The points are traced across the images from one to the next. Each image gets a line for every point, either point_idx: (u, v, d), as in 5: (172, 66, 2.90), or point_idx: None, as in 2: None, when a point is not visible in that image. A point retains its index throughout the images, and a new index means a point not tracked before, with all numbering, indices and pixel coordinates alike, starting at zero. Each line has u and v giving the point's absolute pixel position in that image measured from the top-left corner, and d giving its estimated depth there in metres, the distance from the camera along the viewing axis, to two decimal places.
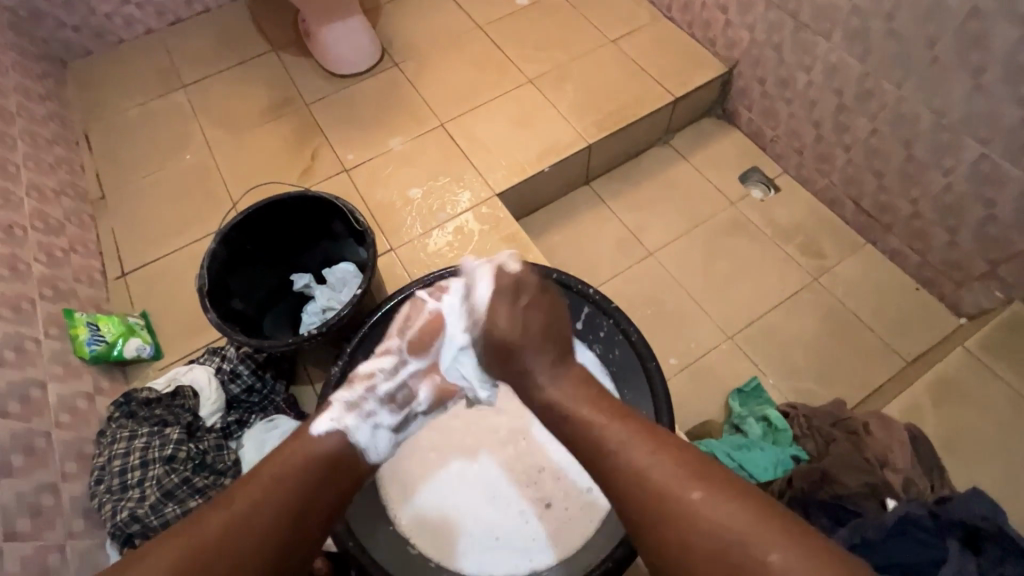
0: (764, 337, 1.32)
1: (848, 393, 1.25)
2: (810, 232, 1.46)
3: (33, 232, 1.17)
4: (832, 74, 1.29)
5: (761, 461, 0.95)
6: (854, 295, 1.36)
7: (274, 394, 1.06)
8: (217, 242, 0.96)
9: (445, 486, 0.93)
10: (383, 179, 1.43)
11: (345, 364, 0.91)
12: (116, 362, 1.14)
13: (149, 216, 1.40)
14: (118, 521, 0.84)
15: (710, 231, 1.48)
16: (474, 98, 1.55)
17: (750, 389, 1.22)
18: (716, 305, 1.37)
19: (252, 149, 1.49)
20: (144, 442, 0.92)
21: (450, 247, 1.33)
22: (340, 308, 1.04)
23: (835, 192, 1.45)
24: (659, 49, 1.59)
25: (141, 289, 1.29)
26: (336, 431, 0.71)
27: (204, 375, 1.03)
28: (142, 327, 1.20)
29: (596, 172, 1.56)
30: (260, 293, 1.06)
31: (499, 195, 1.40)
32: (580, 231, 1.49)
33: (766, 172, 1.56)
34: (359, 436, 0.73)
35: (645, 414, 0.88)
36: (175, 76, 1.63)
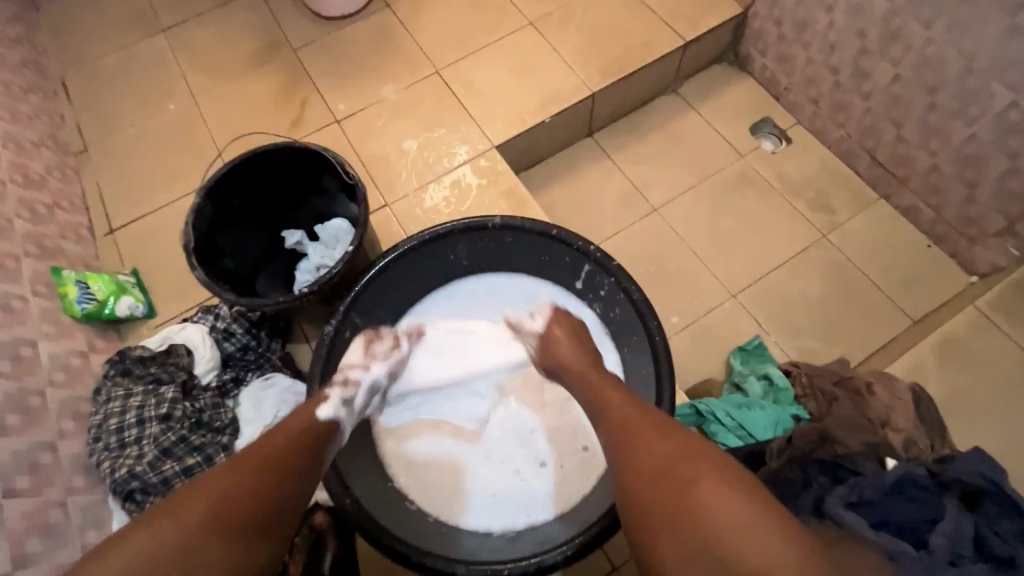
0: (768, 295, 1.29)
1: (852, 351, 1.23)
2: (821, 187, 1.41)
3: (15, 186, 1.12)
4: (856, 15, 1.20)
5: (762, 421, 0.95)
6: (863, 252, 1.32)
7: (270, 352, 1.05)
8: (202, 198, 0.92)
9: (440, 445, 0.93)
10: (376, 130, 1.36)
11: (339, 323, 0.88)
12: (109, 320, 1.13)
13: (135, 170, 1.35)
14: (118, 478, 0.84)
15: (717, 186, 1.43)
16: (472, 42, 1.45)
17: (752, 347, 1.21)
18: (721, 262, 1.33)
19: (238, 98, 1.42)
20: (140, 400, 0.91)
21: (447, 202, 1.28)
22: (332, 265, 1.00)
23: (850, 144, 1.38)
24: None
25: (131, 246, 1.26)
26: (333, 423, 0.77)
27: (199, 333, 1.02)
28: (133, 285, 1.17)
29: (600, 123, 1.49)
30: (250, 252, 1.02)
31: (497, 147, 1.34)
32: (582, 185, 1.44)
33: (778, 122, 1.49)
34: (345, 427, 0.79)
35: (645, 372, 0.87)
36: (153, 18, 1.53)
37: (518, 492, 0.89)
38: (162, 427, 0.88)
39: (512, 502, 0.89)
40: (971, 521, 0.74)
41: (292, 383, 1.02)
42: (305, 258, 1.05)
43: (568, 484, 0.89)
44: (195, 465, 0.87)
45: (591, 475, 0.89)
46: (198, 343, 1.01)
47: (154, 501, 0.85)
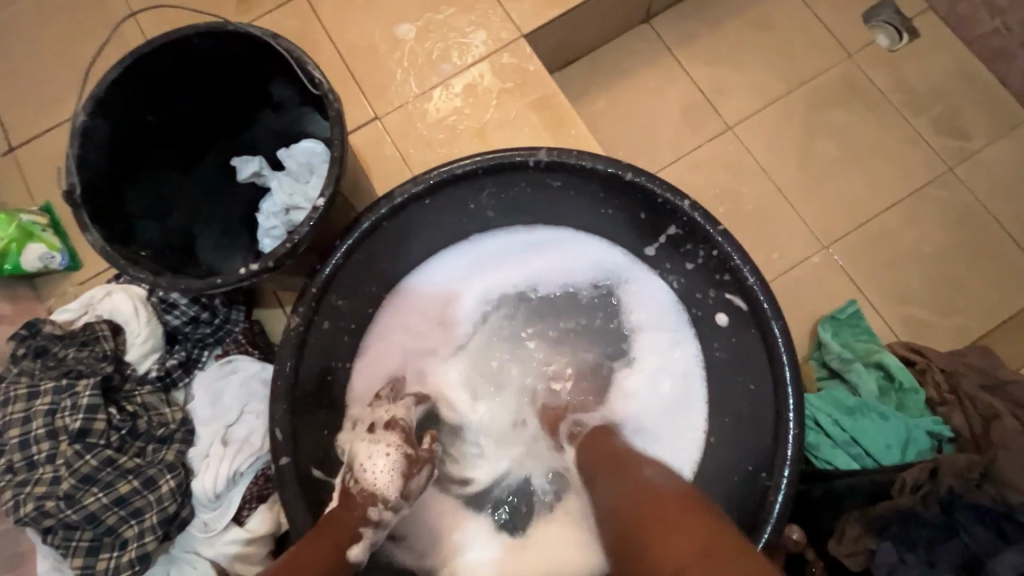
0: (870, 248, 1.01)
1: (974, 322, 0.97)
2: (953, 101, 1.06)
3: None
4: None
5: (884, 437, 0.72)
6: (1000, 194, 1.02)
7: (230, 325, 0.79)
8: (90, 116, 0.62)
9: (456, 475, 0.70)
10: (358, 7, 0.98)
11: (311, 312, 0.60)
12: (18, 274, 0.86)
13: (30, 62, 0.99)
14: (24, 514, 0.63)
15: (813, 97, 1.08)
16: None
17: (846, 318, 0.94)
18: (812, 203, 1.03)
19: None
20: (49, 404, 0.67)
21: (458, 116, 0.95)
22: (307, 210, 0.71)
23: (1008, 39, 1.01)
24: None
25: (38, 171, 0.95)
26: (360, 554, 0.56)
27: (129, 305, 0.75)
28: (44, 227, 0.88)
29: (663, 3, 1.10)
30: (189, 191, 0.74)
31: (527, 35, 0.97)
32: (635, 94, 1.09)
33: (905, 7, 1.10)
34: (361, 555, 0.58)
35: (753, 383, 0.62)
36: None
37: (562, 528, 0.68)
38: (80, 445, 0.65)
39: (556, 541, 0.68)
40: None
41: (259, 369, 0.77)
42: (269, 195, 0.76)
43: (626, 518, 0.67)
44: (131, 493, 0.65)
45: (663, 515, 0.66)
46: (130, 318, 0.75)
47: (82, 539, 0.64)
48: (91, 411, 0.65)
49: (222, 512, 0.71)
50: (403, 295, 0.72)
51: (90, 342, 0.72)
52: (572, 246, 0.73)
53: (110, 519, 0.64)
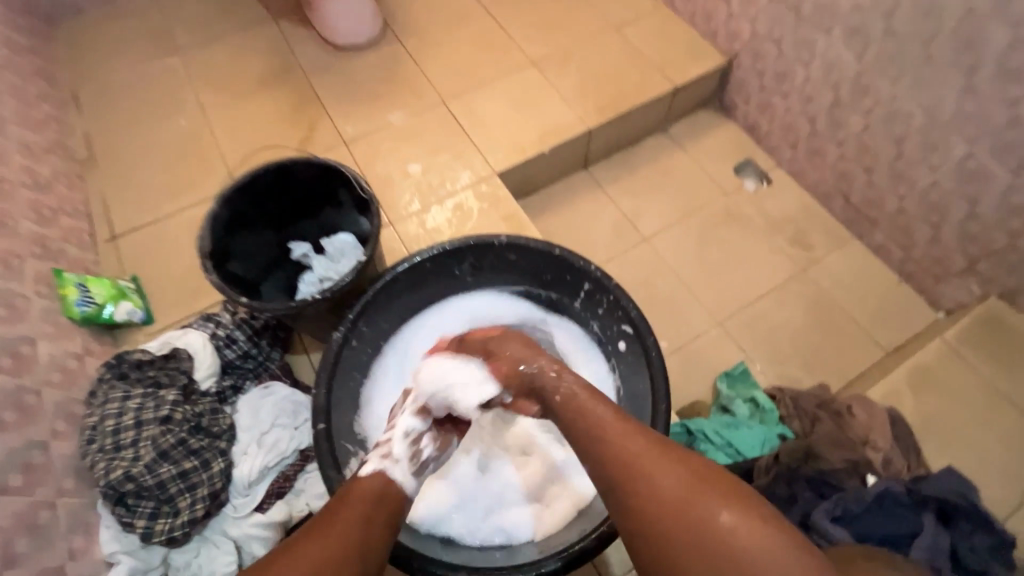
0: (752, 325, 1.36)
1: (831, 378, 1.29)
2: (800, 225, 1.50)
3: (22, 189, 1.12)
4: (829, 70, 1.33)
5: (750, 440, 0.99)
6: (840, 288, 1.40)
7: (269, 361, 1.06)
8: (218, 205, 0.95)
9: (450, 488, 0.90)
10: (382, 152, 1.42)
11: (347, 331, 0.90)
12: (106, 325, 1.12)
13: (141, 180, 1.37)
14: (111, 480, 0.84)
15: (704, 220, 1.51)
16: (475, 77, 1.54)
17: (738, 372, 1.24)
18: (707, 291, 1.40)
19: (248, 117, 1.47)
20: (139, 403, 0.91)
21: (449, 223, 1.33)
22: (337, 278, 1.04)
23: (826, 186, 1.48)
24: (662, 38, 1.61)
25: (132, 253, 1.27)
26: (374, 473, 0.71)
27: (200, 342, 1.02)
28: (132, 291, 1.17)
29: (596, 157, 1.58)
30: (260, 261, 1.06)
31: (499, 174, 1.41)
32: (578, 214, 1.51)
33: (761, 165, 1.59)
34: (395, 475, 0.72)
35: (643, 387, 0.90)
36: (169, 38, 1.59)
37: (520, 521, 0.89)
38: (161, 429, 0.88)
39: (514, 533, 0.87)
40: (944, 538, 0.78)
41: (289, 392, 1.02)
42: (310, 270, 1.09)
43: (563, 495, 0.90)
44: (191, 469, 0.87)
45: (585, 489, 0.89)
46: (200, 351, 1.01)
47: (146, 506, 0.84)
48: (172, 406, 0.90)
49: (250, 499, 0.92)
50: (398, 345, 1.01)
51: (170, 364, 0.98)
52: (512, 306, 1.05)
53: (173, 488, 0.85)
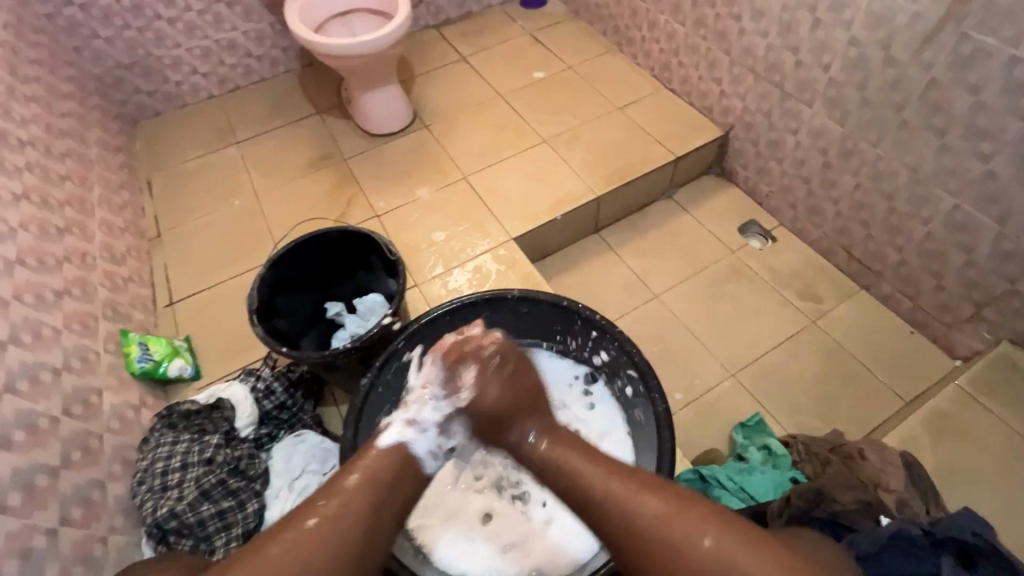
0: (765, 374, 1.39)
1: (851, 430, 1.29)
2: (806, 279, 1.55)
3: (102, 261, 1.30)
4: (817, 136, 1.44)
5: (762, 483, 1.00)
6: (851, 338, 1.43)
7: (302, 411, 1.15)
8: (266, 268, 1.08)
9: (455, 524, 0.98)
10: (410, 223, 1.58)
11: (373, 378, 1.01)
12: (160, 380, 1.24)
13: (199, 253, 1.55)
14: (157, 517, 0.90)
15: (712, 276, 1.59)
16: (493, 155, 1.72)
17: (753, 423, 1.26)
18: (719, 344, 1.45)
19: (294, 196, 1.66)
20: (186, 447, 1.00)
21: (469, 284, 1.45)
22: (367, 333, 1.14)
23: (828, 242, 1.55)
24: (661, 116, 1.78)
25: (186, 317, 1.41)
26: (399, 442, 0.82)
27: (242, 394, 1.12)
28: (186, 350, 1.31)
29: (605, 222, 1.70)
30: (299, 318, 1.18)
31: (515, 239, 1.54)
32: (591, 275, 1.61)
33: (763, 224, 1.68)
34: (417, 449, 0.84)
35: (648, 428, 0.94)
36: (231, 133, 1.85)
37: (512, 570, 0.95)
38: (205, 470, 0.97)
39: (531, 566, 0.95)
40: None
41: (320, 440, 1.09)
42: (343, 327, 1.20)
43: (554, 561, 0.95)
44: (229, 508, 0.95)
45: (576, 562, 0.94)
46: (241, 403, 1.11)
47: (186, 543, 0.91)
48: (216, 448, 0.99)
49: None
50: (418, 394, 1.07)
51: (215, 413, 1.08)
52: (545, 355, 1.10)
53: (211, 526, 0.92)
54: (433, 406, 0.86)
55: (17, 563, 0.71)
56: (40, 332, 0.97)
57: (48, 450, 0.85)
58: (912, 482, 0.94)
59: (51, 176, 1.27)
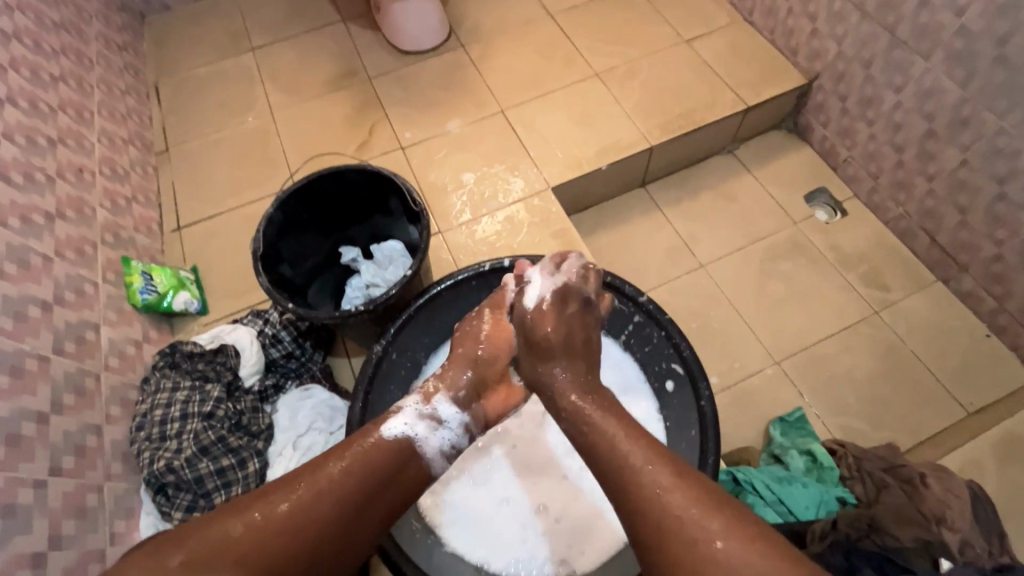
0: (812, 366, 1.27)
1: (901, 437, 1.18)
2: (876, 263, 1.38)
3: (101, 178, 1.19)
4: (924, 98, 1.21)
5: (804, 499, 0.92)
6: (917, 335, 1.28)
7: (311, 363, 1.08)
8: (274, 208, 0.96)
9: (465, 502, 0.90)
10: (437, 160, 1.42)
11: (386, 345, 0.92)
12: (165, 313, 1.17)
13: (208, 174, 1.42)
14: (154, 470, 0.87)
15: (768, 249, 1.42)
16: (537, 87, 1.51)
17: (793, 419, 1.16)
18: (767, 328, 1.31)
19: (312, 118, 1.50)
20: (186, 395, 0.94)
21: (498, 236, 1.31)
22: (384, 286, 1.04)
23: (909, 223, 1.36)
24: (736, 55, 1.53)
25: (194, 245, 1.32)
26: (406, 437, 0.72)
27: (250, 339, 1.05)
28: (192, 282, 1.22)
29: (653, 176, 1.52)
30: (310, 263, 1.07)
31: (552, 188, 1.37)
32: (632, 236, 1.45)
33: (835, 194, 1.48)
34: (425, 447, 0.74)
35: (691, 435, 0.83)
36: (246, 37, 1.65)
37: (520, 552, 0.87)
38: (205, 423, 0.91)
39: (564, 536, 0.88)
40: None
41: (328, 397, 1.03)
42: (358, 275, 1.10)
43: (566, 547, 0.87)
44: (229, 467, 0.90)
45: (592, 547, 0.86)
46: (248, 350, 1.04)
47: (184, 498, 0.87)
48: (217, 401, 0.93)
49: None
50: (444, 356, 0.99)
51: (217, 358, 1.01)
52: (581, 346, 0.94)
53: (209, 483, 0.88)
54: (448, 407, 0.79)
55: None
56: (28, 261, 0.88)
57: (35, 394, 0.78)
58: (974, 518, 0.88)
59: (41, 77, 1.13)
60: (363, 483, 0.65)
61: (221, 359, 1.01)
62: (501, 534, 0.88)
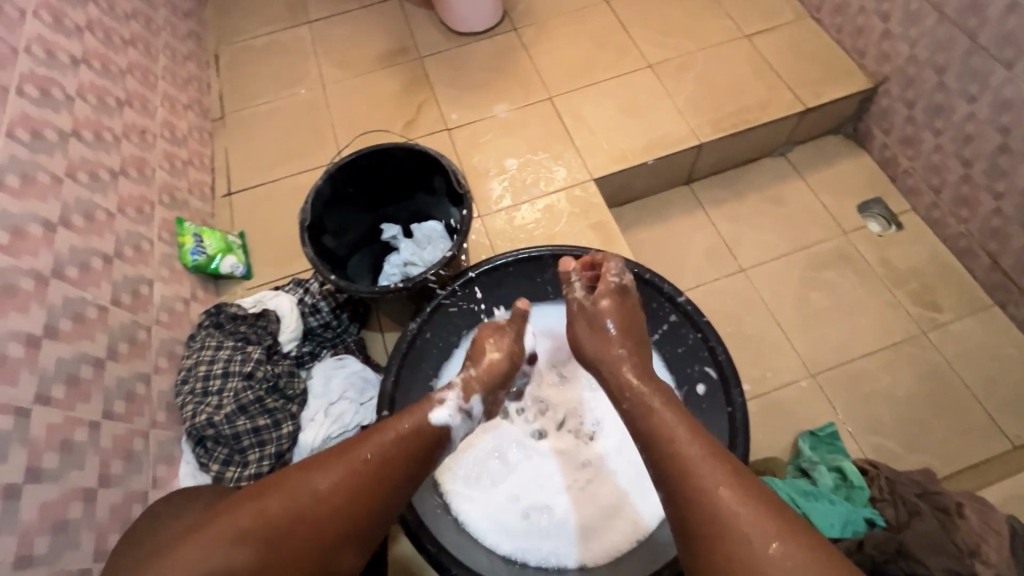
0: (850, 382, 1.23)
1: (938, 464, 1.14)
2: (929, 281, 1.32)
3: (162, 140, 1.24)
4: (1002, 110, 1.14)
5: (829, 516, 0.89)
6: (966, 359, 1.23)
7: (346, 334, 1.11)
8: (323, 180, 0.98)
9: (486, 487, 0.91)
10: (481, 144, 1.42)
11: (421, 324, 0.95)
12: (212, 274, 1.22)
13: (260, 143, 1.46)
14: (196, 423, 0.92)
15: (813, 258, 1.37)
16: (587, 76, 1.49)
17: (825, 435, 1.12)
18: (805, 339, 1.28)
19: (362, 94, 1.52)
20: (228, 354, 0.98)
21: (537, 224, 1.30)
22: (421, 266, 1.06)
23: (969, 241, 1.30)
24: (798, 53, 1.47)
25: (242, 211, 1.36)
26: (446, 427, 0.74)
27: (289, 306, 1.08)
28: (238, 247, 1.27)
29: (700, 174, 1.48)
30: (352, 237, 1.10)
31: (595, 179, 1.36)
32: (672, 234, 1.43)
33: (890, 206, 1.42)
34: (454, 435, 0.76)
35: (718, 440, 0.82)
36: (303, 10, 1.68)
37: (538, 542, 0.86)
38: (244, 382, 0.96)
39: (583, 528, 0.87)
40: None
41: (360, 368, 1.06)
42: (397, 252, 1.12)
43: (585, 542, 0.86)
44: (264, 426, 0.94)
45: (610, 543, 0.86)
46: (288, 316, 1.07)
47: (222, 451, 0.92)
48: (257, 362, 0.98)
49: None
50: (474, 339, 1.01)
51: (258, 321, 1.05)
52: None
53: (245, 439, 0.92)
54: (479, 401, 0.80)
55: (56, 454, 0.71)
56: (93, 215, 0.93)
57: (94, 341, 0.83)
58: (1013, 557, 0.84)
59: (113, 40, 1.18)
60: (396, 458, 0.67)
61: (261, 322, 1.05)
62: (520, 520, 0.88)
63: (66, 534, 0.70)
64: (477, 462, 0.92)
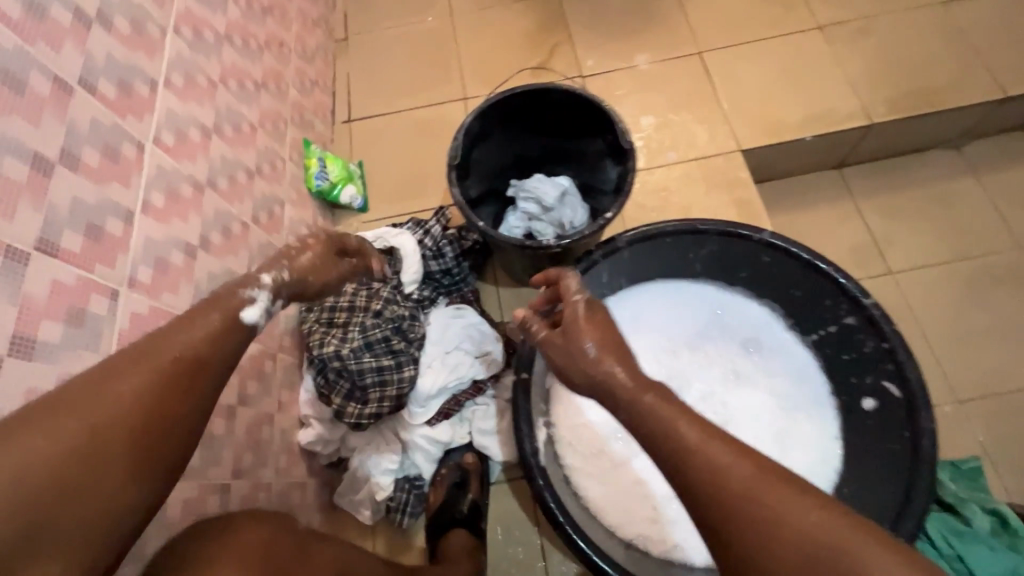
0: (1004, 416, 1.09)
1: None
2: None
3: (295, 55, 1.19)
4: None
5: (992, 566, 0.81)
6: None
7: (464, 284, 1.07)
8: (474, 117, 0.92)
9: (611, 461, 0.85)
10: (617, 97, 1.30)
11: None
12: (331, 203, 1.19)
13: (382, 70, 1.40)
14: (323, 354, 0.90)
15: (977, 271, 1.21)
16: (745, 32, 1.32)
17: (968, 469, 1.00)
18: (954, 361, 1.14)
19: (492, 28, 1.41)
20: (355, 288, 0.95)
21: (671, 192, 1.19)
22: (547, 227, 1.03)
23: None
24: (1007, 29, 1.25)
25: (361, 141, 1.32)
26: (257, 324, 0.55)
27: (411, 245, 1.03)
28: (358, 178, 1.24)
29: (855, 158, 1.31)
30: (485, 183, 1.04)
31: (742, 150, 1.22)
32: (816, 223, 1.28)
33: None
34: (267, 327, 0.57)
35: (894, 467, 0.73)
36: None
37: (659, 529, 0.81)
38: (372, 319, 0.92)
39: None
40: None
41: (479, 320, 1.02)
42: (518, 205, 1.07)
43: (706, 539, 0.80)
44: (388, 367, 0.91)
45: None
46: (409, 258, 1.02)
47: (343, 386, 0.90)
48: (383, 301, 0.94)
49: (426, 411, 0.94)
50: (619, 302, 0.92)
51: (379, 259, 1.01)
52: (757, 319, 0.90)
53: (370, 377, 0.89)
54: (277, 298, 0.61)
55: None
56: (239, 125, 0.89)
57: (238, 257, 0.82)
58: None
59: None
60: None
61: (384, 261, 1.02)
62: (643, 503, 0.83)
63: (213, 449, 0.69)
64: (607, 435, 0.87)
